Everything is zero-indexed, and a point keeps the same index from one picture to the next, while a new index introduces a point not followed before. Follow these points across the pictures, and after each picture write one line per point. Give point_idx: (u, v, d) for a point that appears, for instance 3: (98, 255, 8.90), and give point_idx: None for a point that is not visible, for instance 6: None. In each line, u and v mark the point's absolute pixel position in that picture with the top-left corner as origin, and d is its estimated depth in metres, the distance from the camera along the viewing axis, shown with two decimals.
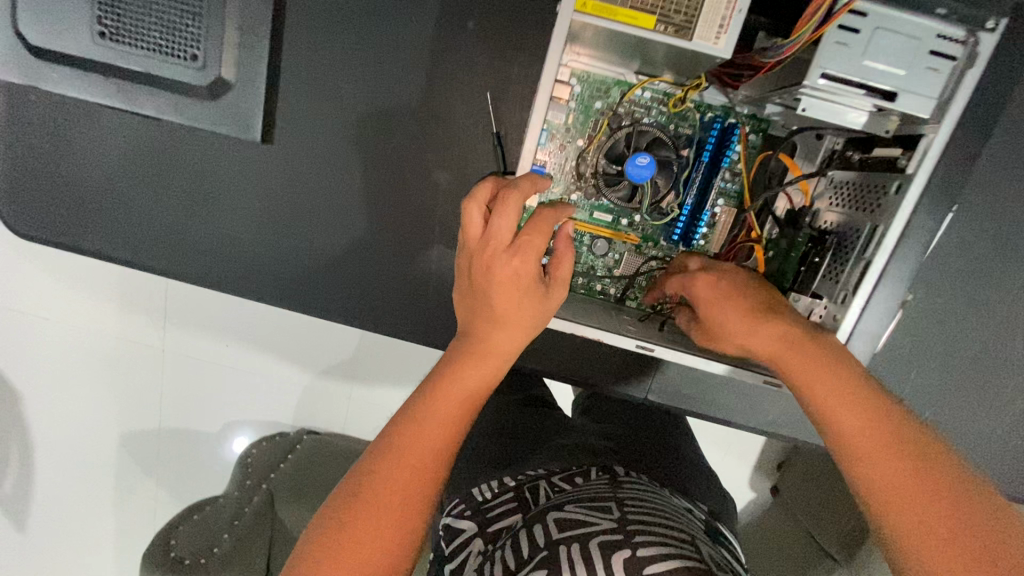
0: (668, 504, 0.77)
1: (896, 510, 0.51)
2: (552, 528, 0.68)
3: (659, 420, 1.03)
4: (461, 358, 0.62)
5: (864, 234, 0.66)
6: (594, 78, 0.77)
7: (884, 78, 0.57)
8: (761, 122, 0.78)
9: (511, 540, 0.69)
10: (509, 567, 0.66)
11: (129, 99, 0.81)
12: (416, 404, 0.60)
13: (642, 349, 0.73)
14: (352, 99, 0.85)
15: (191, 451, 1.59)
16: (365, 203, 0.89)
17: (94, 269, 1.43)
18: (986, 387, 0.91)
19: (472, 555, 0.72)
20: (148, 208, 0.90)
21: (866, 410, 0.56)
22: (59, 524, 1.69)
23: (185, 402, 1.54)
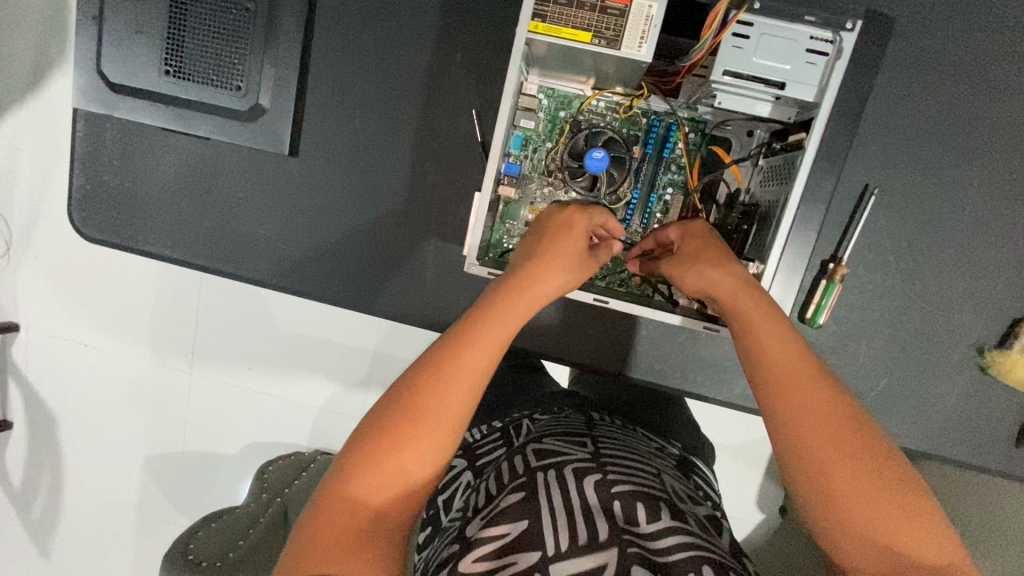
0: (637, 443, 0.89)
1: (828, 488, 0.59)
2: (531, 456, 0.79)
3: (644, 391, 1.15)
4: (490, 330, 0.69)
5: (780, 202, 0.80)
6: (558, 93, 0.95)
7: (774, 72, 0.73)
8: (699, 123, 0.93)
9: (496, 469, 0.81)
10: (492, 490, 0.77)
11: (186, 123, 1.01)
12: (445, 355, 0.68)
13: (597, 300, 0.89)
14: (363, 119, 1.04)
15: (213, 457, 1.71)
16: (373, 205, 1.06)
17: (134, 288, 1.60)
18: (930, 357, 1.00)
19: (461, 482, 0.86)
20: (195, 212, 1.09)
21: (812, 400, 0.63)
22: (91, 528, 1.81)
23: (210, 411, 1.67)
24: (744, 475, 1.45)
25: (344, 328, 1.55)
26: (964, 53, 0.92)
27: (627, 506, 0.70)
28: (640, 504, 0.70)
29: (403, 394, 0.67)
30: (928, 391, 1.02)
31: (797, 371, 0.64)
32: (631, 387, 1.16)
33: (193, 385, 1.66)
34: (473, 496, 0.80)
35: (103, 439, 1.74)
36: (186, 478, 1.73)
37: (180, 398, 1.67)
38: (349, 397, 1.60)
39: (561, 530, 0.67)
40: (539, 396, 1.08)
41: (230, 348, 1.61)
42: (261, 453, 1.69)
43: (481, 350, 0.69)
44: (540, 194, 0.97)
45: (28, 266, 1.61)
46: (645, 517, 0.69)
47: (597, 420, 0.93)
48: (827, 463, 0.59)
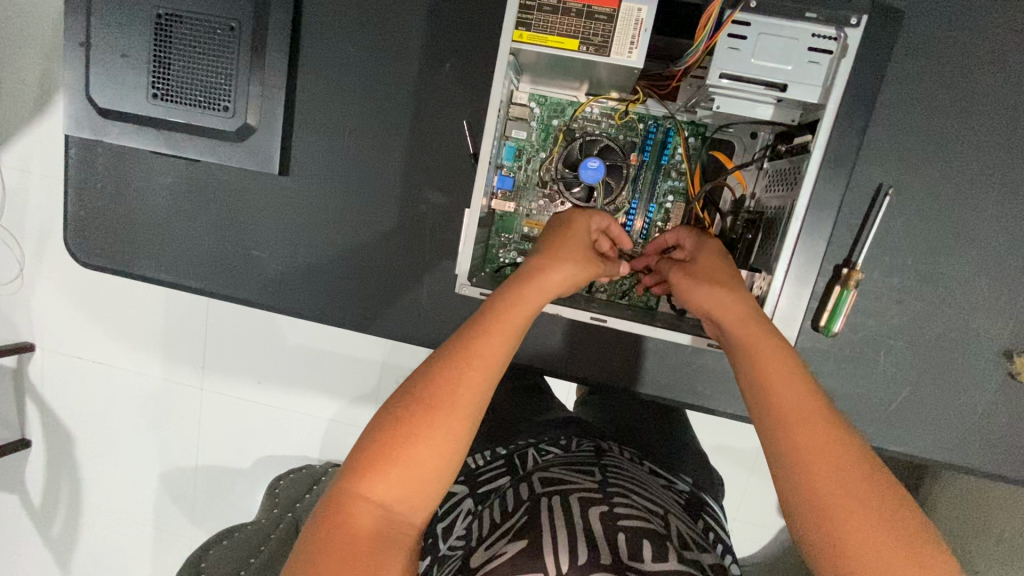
0: (645, 478, 0.85)
1: (845, 519, 0.55)
2: (537, 484, 0.77)
3: (655, 414, 1.12)
4: (488, 344, 0.67)
5: (787, 209, 0.76)
6: (550, 100, 0.91)
7: (775, 74, 0.68)
8: (698, 126, 0.89)
9: (500, 499, 0.79)
10: (495, 520, 0.75)
11: (175, 145, 1.00)
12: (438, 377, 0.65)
13: (595, 318, 0.85)
14: (353, 135, 1.02)
15: (223, 474, 1.71)
16: (366, 223, 1.04)
17: (139, 307, 1.60)
18: (953, 364, 0.95)
19: (462, 511, 0.83)
20: (189, 235, 1.08)
21: (823, 427, 0.60)
22: (108, 547, 1.83)
23: (219, 428, 1.67)
24: (759, 486, 1.40)
25: (347, 343, 1.54)
26: (978, 42, 0.87)
27: (632, 540, 0.66)
28: (647, 542, 0.66)
29: (414, 390, 0.65)
30: (951, 400, 0.96)
31: (804, 400, 0.62)
32: (642, 409, 1.13)
33: (201, 403, 1.65)
34: (475, 526, 0.77)
35: (116, 458, 1.75)
36: (198, 496, 1.73)
37: (189, 416, 1.67)
38: (354, 413, 1.58)
39: (563, 548, 0.64)
40: (542, 420, 1.05)
41: (235, 365, 1.60)
42: (271, 471, 1.69)
43: (492, 342, 0.67)
44: (535, 206, 0.94)
45: (36, 290, 1.62)
46: (651, 554, 0.65)
47: (606, 449, 0.90)
48: (836, 498, 0.56)
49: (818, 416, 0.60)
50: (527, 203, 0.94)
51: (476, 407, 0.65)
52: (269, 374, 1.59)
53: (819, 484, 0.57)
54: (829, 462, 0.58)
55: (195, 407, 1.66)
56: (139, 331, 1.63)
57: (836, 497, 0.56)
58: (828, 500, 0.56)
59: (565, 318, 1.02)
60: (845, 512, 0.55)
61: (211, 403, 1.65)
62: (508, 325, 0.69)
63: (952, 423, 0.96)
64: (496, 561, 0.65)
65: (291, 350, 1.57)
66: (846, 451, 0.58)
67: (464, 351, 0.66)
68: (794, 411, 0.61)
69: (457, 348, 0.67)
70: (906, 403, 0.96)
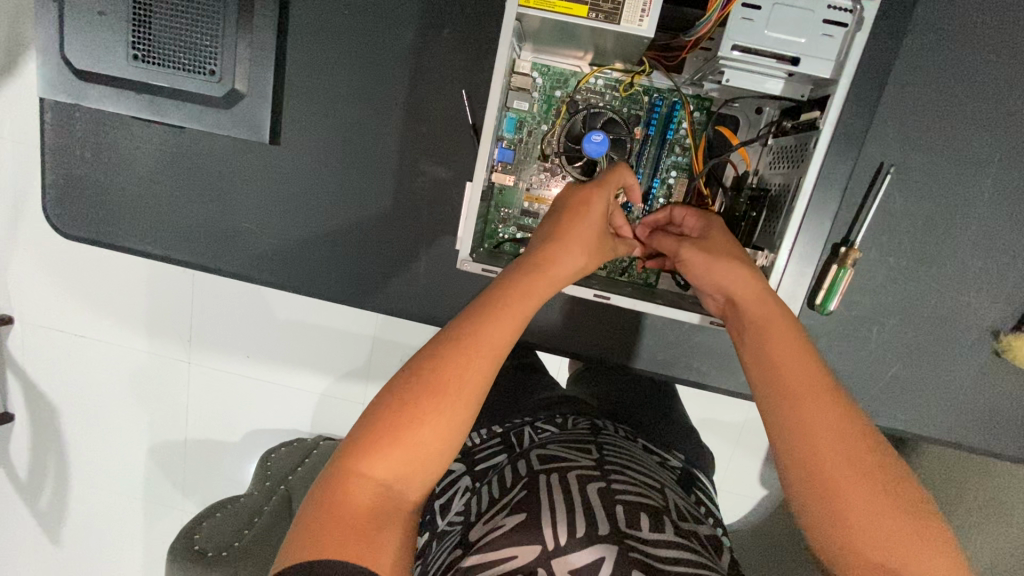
0: (639, 454, 0.86)
1: (852, 505, 0.56)
2: (535, 461, 0.78)
3: (648, 389, 1.13)
4: (497, 327, 0.66)
5: (792, 187, 0.75)
6: (553, 70, 0.88)
7: (789, 46, 0.67)
8: (704, 100, 0.87)
9: (498, 475, 0.79)
10: (493, 495, 0.75)
11: (159, 111, 0.95)
12: (445, 358, 0.64)
13: (598, 297, 0.84)
14: (347, 103, 0.98)
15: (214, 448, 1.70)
16: (362, 195, 1.01)
17: (121, 279, 1.56)
18: (942, 342, 0.97)
19: (459, 489, 0.82)
20: (174, 207, 1.04)
21: (832, 415, 0.60)
22: (99, 520, 1.83)
23: (210, 403, 1.65)
24: (747, 459, 1.43)
25: (339, 317, 1.52)
26: (984, 19, 0.86)
27: (630, 511, 0.68)
28: (645, 513, 0.68)
29: (420, 368, 0.64)
30: (938, 376, 0.98)
31: (812, 384, 0.62)
32: (635, 384, 1.14)
33: (191, 378, 1.64)
34: (473, 502, 0.77)
35: (104, 433, 1.73)
36: (190, 469, 1.73)
37: (177, 390, 1.65)
38: (346, 386, 1.58)
39: (562, 523, 0.65)
40: (537, 397, 1.04)
41: (223, 341, 1.58)
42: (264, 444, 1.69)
43: (497, 327, 0.67)
44: (536, 180, 0.92)
45: (14, 261, 1.57)
46: (648, 523, 0.67)
47: (601, 427, 0.90)
48: (843, 485, 0.57)
49: (825, 399, 0.61)
50: (527, 176, 0.92)
51: (480, 390, 0.64)
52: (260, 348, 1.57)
53: (821, 462, 0.58)
54: (834, 443, 0.59)
55: (185, 382, 1.64)
56: (121, 303, 1.58)
57: (835, 475, 0.57)
58: (831, 478, 0.58)
59: (564, 295, 1.01)
60: (846, 493, 0.57)
61: (201, 378, 1.63)
62: (514, 310, 0.68)
63: (941, 401, 0.99)
64: (495, 534, 0.65)
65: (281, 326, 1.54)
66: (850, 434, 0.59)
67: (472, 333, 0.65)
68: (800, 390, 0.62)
69: (462, 330, 0.66)
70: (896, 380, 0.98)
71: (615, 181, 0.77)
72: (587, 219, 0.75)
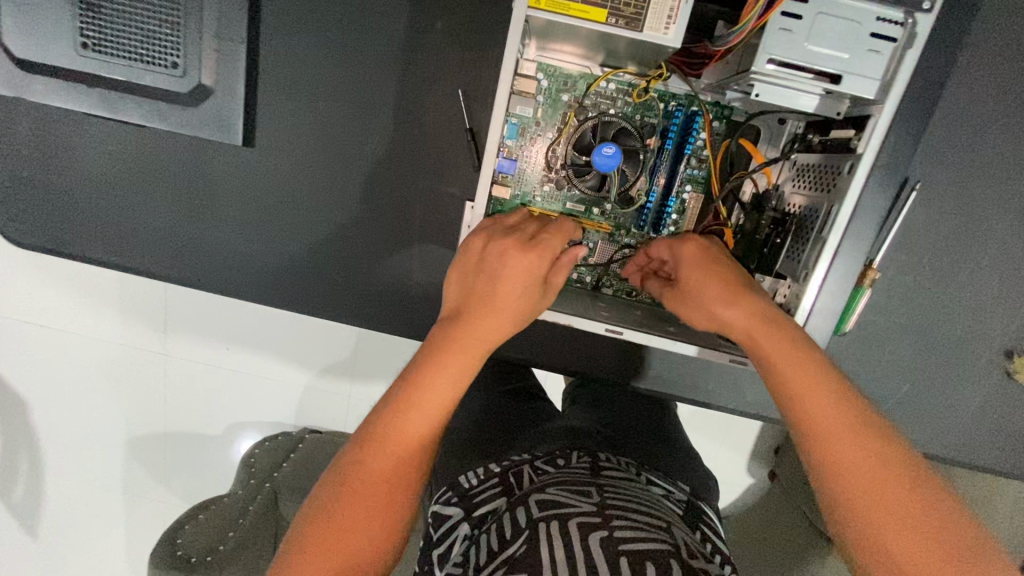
0: (644, 491, 0.81)
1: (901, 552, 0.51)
2: (533, 508, 0.73)
3: (647, 408, 1.08)
4: (439, 381, 0.64)
5: (821, 214, 0.69)
6: (559, 71, 0.80)
7: (831, 62, 0.60)
8: (724, 108, 0.80)
9: (497, 524, 0.75)
10: (494, 548, 0.71)
11: (113, 107, 0.84)
12: (384, 421, 0.64)
13: (610, 332, 0.77)
14: (329, 101, 0.89)
15: (191, 456, 1.59)
16: (347, 202, 0.93)
17: (82, 275, 1.43)
18: (953, 361, 0.94)
19: (459, 538, 0.78)
20: (138, 214, 0.94)
21: (866, 450, 0.54)
22: (68, 534, 1.71)
23: (184, 406, 1.54)
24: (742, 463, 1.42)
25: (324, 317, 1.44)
26: (1005, 31, 0.82)
27: (636, 564, 0.63)
28: (650, 564, 0.64)
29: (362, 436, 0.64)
30: (950, 397, 0.95)
31: (839, 417, 0.56)
32: (634, 401, 1.09)
33: (164, 380, 1.52)
34: (473, 552, 0.73)
35: (71, 437, 1.61)
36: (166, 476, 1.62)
37: (149, 395, 1.54)
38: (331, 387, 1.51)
39: None
40: (537, 427, 0.99)
41: (197, 342, 1.45)
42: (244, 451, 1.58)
43: (419, 412, 0.64)
44: (539, 192, 0.85)
45: None
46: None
47: (602, 462, 0.85)
48: (885, 531, 0.52)
49: (869, 442, 0.55)
50: (531, 187, 0.85)
51: (410, 476, 0.64)
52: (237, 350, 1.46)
53: (878, 522, 0.52)
54: (890, 497, 0.52)
55: (157, 383, 1.53)
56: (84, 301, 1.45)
57: (896, 536, 0.51)
58: (891, 538, 0.51)
59: None
60: (891, 540, 0.51)
61: (177, 378, 1.52)
62: (439, 393, 0.65)
63: (954, 423, 0.95)
64: None
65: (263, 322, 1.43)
66: (906, 480, 0.53)
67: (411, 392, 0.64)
68: (841, 437, 0.55)
69: (379, 420, 0.64)
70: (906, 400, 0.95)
71: (547, 249, 0.66)
72: (518, 288, 0.65)
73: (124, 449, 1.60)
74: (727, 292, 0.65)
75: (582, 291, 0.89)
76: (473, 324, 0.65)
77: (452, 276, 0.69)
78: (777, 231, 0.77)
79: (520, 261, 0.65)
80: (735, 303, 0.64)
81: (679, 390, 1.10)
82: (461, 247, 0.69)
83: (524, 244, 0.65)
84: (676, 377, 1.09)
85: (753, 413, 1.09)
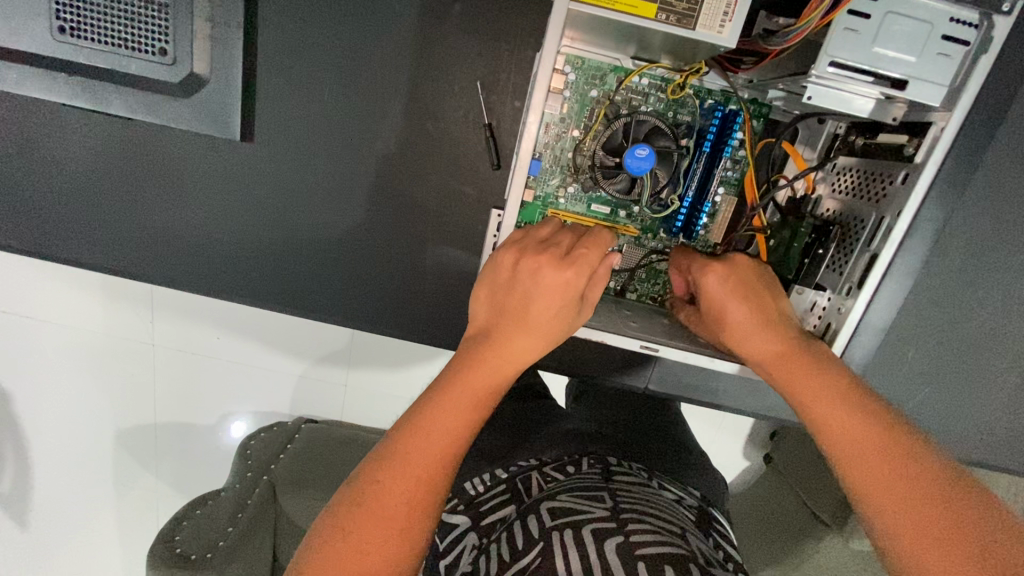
0: (660, 495, 0.73)
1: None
2: (543, 515, 0.66)
3: (653, 412, 1.06)
4: (468, 394, 0.59)
5: (868, 225, 0.67)
6: (588, 64, 0.74)
7: (894, 65, 0.57)
8: (762, 106, 0.75)
9: (506, 533, 0.67)
10: (503, 558, 0.63)
11: (96, 98, 0.77)
12: (407, 431, 0.57)
13: (645, 348, 0.74)
14: (335, 91, 0.82)
15: (152, 470, 1.39)
16: (354, 201, 0.87)
17: (24, 264, 1.21)
18: (992, 370, 0.89)
19: (466, 549, 0.71)
20: (126, 213, 0.87)
21: (913, 480, 0.52)
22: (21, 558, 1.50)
23: (148, 416, 1.34)
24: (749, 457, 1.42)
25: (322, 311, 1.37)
26: None
27: (654, 565, 0.55)
28: (669, 564, 0.55)
29: (384, 445, 0.57)
30: (987, 404, 0.91)
31: (877, 449, 0.54)
32: (639, 403, 1.07)
33: (123, 385, 1.30)
34: (480, 563, 0.65)
35: (16, 450, 1.38)
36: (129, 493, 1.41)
37: (102, 402, 1.32)
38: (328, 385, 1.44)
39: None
40: (548, 428, 0.95)
41: (166, 341, 1.25)
42: (222, 464, 1.39)
43: (444, 436, 0.57)
44: (562, 194, 0.79)
45: None
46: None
47: (614, 467, 0.78)
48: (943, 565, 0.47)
49: (891, 456, 0.53)
50: (553, 189, 0.79)
51: (436, 496, 0.57)
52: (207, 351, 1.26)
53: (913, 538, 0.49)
54: (921, 511, 0.50)
55: (117, 389, 1.31)
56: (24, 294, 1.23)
57: (935, 550, 0.48)
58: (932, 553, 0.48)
59: None
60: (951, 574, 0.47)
61: (142, 383, 1.30)
62: (465, 414, 0.59)
63: (988, 431, 0.92)
64: None
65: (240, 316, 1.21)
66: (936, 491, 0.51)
67: (438, 404, 0.59)
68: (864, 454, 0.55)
69: (399, 442, 0.57)
70: (940, 409, 0.91)
71: (584, 264, 0.60)
72: (553, 305, 0.61)
73: (79, 464, 1.39)
74: (751, 318, 0.67)
75: (606, 298, 0.85)
76: (504, 342, 0.61)
77: (478, 293, 0.65)
78: (820, 239, 0.72)
79: (556, 277, 0.60)
80: (762, 330, 0.66)
81: (696, 393, 1.06)
82: (491, 256, 0.65)
83: (560, 259, 0.61)
84: (693, 381, 1.05)
85: (771, 416, 1.06)
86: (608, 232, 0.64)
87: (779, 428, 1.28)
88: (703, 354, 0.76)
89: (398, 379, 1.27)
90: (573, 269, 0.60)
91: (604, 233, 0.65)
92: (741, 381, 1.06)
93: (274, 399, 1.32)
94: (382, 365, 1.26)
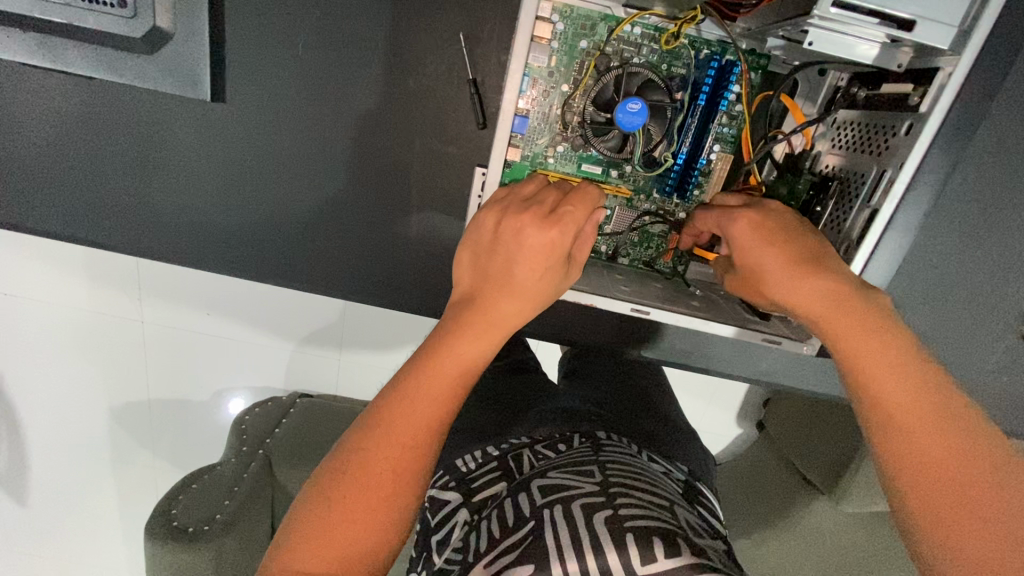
0: (647, 468, 0.72)
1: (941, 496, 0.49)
2: (535, 492, 0.65)
3: (643, 383, 1.06)
4: (452, 360, 0.57)
5: (869, 179, 0.65)
6: (576, 12, 0.69)
7: (903, 6, 0.53)
8: (760, 58, 0.71)
9: (497, 510, 0.66)
10: (493, 535, 0.63)
11: (55, 55, 0.72)
12: (389, 398, 0.56)
13: (637, 311, 0.73)
14: (310, 45, 0.77)
15: (145, 445, 1.38)
16: (334, 166, 0.83)
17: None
18: (991, 331, 0.88)
19: (457, 525, 0.70)
20: (96, 181, 0.83)
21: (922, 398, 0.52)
22: (18, 534, 1.51)
23: (138, 392, 1.32)
24: None
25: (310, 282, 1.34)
26: None
27: (642, 538, 0.55)
28: (658, 539, 0.55)
29: (366, 415, 0.56)
30: (984, 366, 0.90)
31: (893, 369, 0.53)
32: (630, 376, 1.07)
33: (113, 362, 1.28)
34: (471, 539, 0.65)
35: (8, 430, 1.36)
36: (126, 470, 1.41)
37: (89, 378, 1.30)
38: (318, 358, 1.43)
39: (570, 551, 0.55)
40: (539, 405, 0.94)
41: (153, 316, 1.21)
42: (213, 438, 1.38)
43: (430, 403, 0.56)
44: (551, 154, 0.76)
45: None
46: (664, 550, 0.54)
47: (603, 440, 0.77)
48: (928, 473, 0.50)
49: (902, 369, 0.53)
50: (542, 149, 0.75)
51: (422, 464, 0.55)
52: (194, 327, 1.22)
53: (914, 446, 0.51)
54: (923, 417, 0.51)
55: (106, 367, 1.28)
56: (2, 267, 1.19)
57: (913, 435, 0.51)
58: (934, 466, 0.50)
59: None
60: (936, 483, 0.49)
61: (130, 360, 1.28)
62: (450, 381, 0.57)
63: (984, 393, 0.90)
64: None
65: (225, 289, 1.18)
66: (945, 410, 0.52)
67: (423, 371, 0.57)
68: (876, 366, 0.54)
69: (382, 409, 0.55)
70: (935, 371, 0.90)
71: (570, 222, 0.58)
72: (538, 266, 0.58)
73: (71, 443, 1.37)
74: (791, 266, 0.58)
75: (597, 262, 0.83)
76: (489, 306, 0.59)
77: (461, 256, 0.63)
78: (818, 196, 0.71)
79: (540, 237, 0.57)
80: (810, 278, 0.57)
81: (688, 359, 1.05)
82: (472, 217, 0.63)
83: (543, 218, 0.57)
84: (684, 347, 1.04)
85: (763, 381, 1.05)
86: (596, 189, 0.61)
87: (774, 396, 1.28)
88: (700, 317, 0.75)
89: (388, 352, 1.26)
90: (557, 228, 0.57)
91: (591, 190, 0.61)
92: (733, 346, 1.05)
93: (264, 373, 1.30)
94: (374, 339, 1.24)
